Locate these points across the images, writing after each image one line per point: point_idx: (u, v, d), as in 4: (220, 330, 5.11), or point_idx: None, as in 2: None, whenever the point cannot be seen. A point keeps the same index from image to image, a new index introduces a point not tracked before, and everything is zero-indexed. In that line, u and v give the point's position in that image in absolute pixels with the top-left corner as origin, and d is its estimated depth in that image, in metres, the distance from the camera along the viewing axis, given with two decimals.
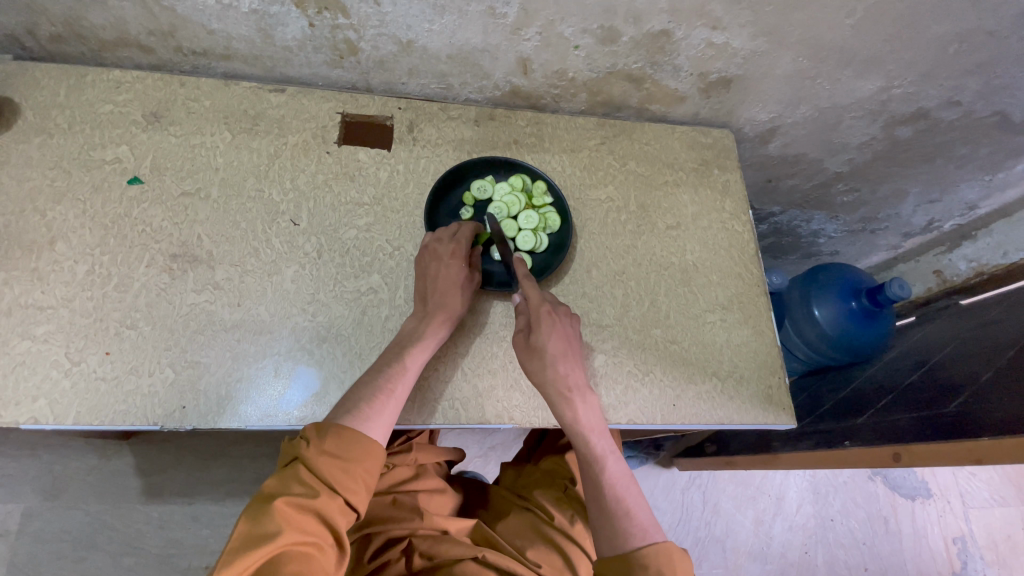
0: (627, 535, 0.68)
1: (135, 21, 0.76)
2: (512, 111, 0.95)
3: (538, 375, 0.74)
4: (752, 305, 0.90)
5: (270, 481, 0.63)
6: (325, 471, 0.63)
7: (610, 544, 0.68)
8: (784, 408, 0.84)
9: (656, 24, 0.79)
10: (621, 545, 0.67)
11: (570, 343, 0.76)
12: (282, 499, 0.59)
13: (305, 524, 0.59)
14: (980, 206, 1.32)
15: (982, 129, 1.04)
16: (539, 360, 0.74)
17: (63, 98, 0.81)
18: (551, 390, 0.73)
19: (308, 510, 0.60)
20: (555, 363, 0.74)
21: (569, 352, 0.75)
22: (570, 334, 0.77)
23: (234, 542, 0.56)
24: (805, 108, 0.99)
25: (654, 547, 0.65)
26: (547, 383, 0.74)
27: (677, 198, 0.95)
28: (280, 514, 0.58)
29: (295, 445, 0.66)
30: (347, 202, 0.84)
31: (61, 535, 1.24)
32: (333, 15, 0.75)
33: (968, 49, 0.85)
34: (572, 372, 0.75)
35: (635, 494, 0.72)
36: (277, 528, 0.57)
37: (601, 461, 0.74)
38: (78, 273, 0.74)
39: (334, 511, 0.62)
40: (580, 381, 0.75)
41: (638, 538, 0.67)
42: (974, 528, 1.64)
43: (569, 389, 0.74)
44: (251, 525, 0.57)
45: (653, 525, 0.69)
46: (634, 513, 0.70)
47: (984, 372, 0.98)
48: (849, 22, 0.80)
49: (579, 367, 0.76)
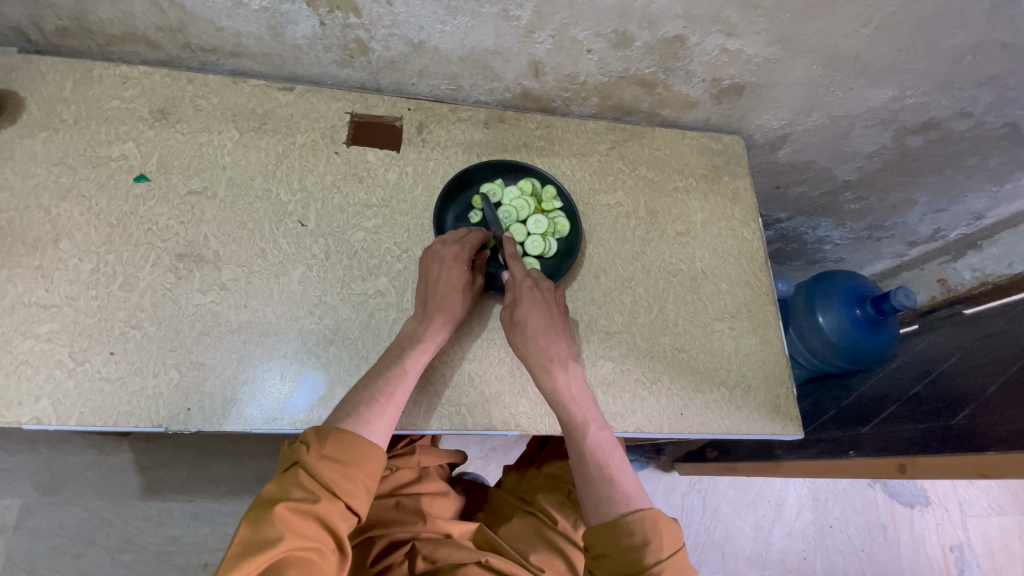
0: (613, 503, 0.68)
1: (144, 17, 0.75)
2: (521, 113, 0.94)
3: (520, 348, 0.74)
4: (760, 314, 0.89)
5: (270, 486, 0.62)
6: (325, 476, 0.62)
7: (596, 514, 0.68)
8: (791, 418, 0.84)
9: (670, 30, 0.78)
10: (607, 514, 0.67)
11: (550, 315, 0.76)
12: (283, 505, 0.58)
13: (306, 530, 0.58)
14: (987, 216, 1.32)
15: (992, 140, 1.04)
16: (521, 332, 0.74)
17: (69, 93, 0.80)
18: (533, 362, 0.73)
19: (309, 515, 0.59)
20: (536, 335, 0.74)
21: (548, 324, 0.75)
22: (552, 306, 0.77)
23: (235, 551, 0.55)
24: (817, 116, 0.98)
25: (640, 514, 0.66)
26: (528, 355, 0.74)
27: (687, 204, 0.95)
28: (281, 521, 0.57)
29: (295, 449, 0.65)
30: (355, 204, 0.83)
31: (59, 531, 1.24)
32: (344, 14, 0.74)
33: (983, 60, 0.84)
34: (554, 343, 0.74)
35: (620, 463, 0.72)
36: (278, 534, 0.56)
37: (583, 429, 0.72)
38: (83, 271, 0.73)
39: (334, 516, 0.61)
40: (563, 352, 0.75)
41: (623, 506, 0.67)
42: (972, 536, 1.64)
43: (552, 360, 0.73)
44: (253, 531, 0.57)
45: (638, 493, 0.69)
46: (619, 480, 0.70)
47: (990, 384, 0.98)
48: (864, 31, 0.79)
49: (561, 339, 0.76)
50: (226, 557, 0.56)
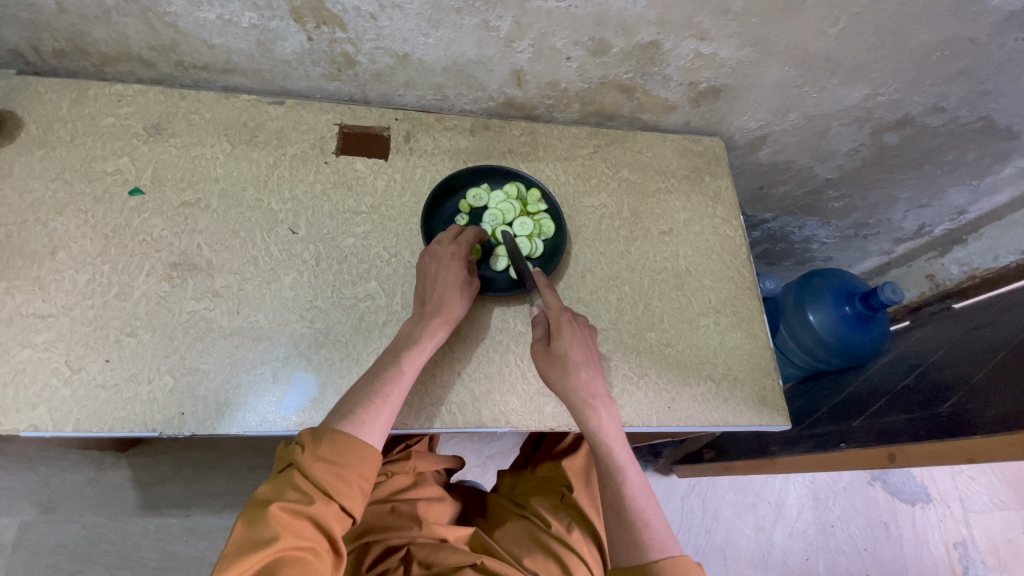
0: (645, 547, 0.68)
1: (138, 37, 0.78)
2: (506, 121, 0.97)
3: (562, 382, 0.73)
4: (745, 308, 0.91)
5: (266, 486, 0.63)
6: (320, 477, 0.63)
7: (626, 555, 0.69)
8: (778, 410, 0.85)
9: (645, 36, 0.81)
10: (638, 556, 0.68)
11: (591, 352, 0.76)
12: (277, 505, 0.59)
13: (300, 530, 0.59)
14: (970, 210, 1.34)
15: (967, 134, 1.07)
16: (561, 365, 0.73)
17: (66, 111, 0.83)
18: (574, 398, 0.73)
19: (304, 516, 0.60)
20: (579, 370, 0.73)
21: (590, 360, 0.74)
22: (592, 343, 0.76)
23: (230, 548, 0.57)
24: (793, 116, 1.01)
25: (673, 560, 0.66)
26: (570, 391, 0.73)
27: (669, 204, 0.97)
28: (275, 521, 0.58)
29: (291, 450, 0.66)
30: (345, 211, 0.85)
31: (57, 548, 1.23)
32: (330, 30, 0.77)
33: (950, 56, 0.87)
34: (595, 380, 0.74)
35: (655, 507, 0.72)
36: (273, 533, 0.57)
37: (622, 471, 0.73)
38: (79, 282, 0.75)
39: (329, 518, 0.62)
40: (604, 390, 0.75)
41: (655, 550, 0.68)
42: (975, 532, 1.63)
43: (595, 400, 0.73)
44: (247, 530, 0.58)
45: (670, 538, 0.69)
46: (653, 525, 0.70)
47: (976, 372, 1.00)
48: (833, 32, 0.82)
49: (600, 377, 0.75)
50: (222, 555, 0.57)
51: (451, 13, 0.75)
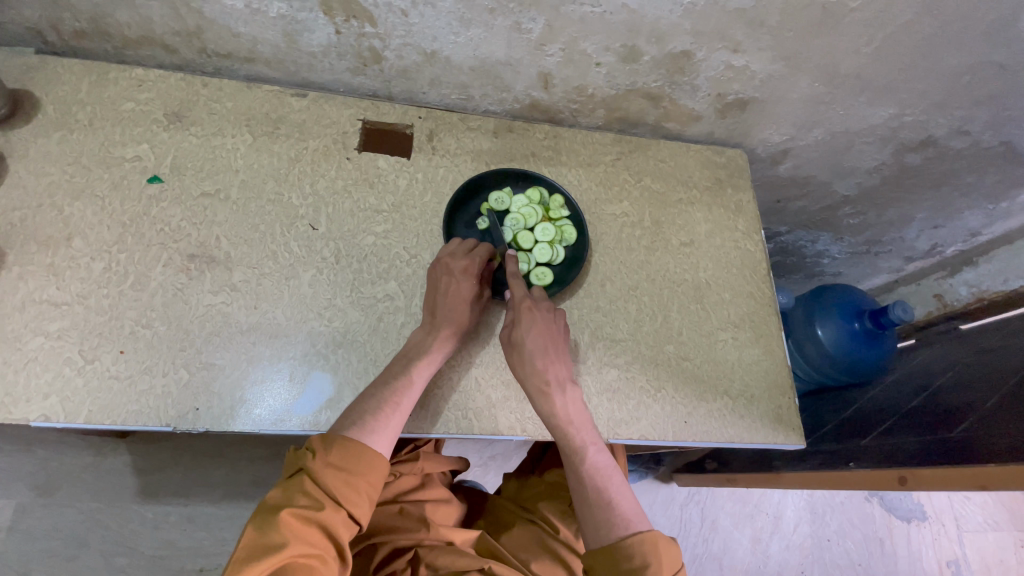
0: (610, 526, 0.68)
1: (162, 21, 0.76)
2: (530, 124, 0.96)
3: (519, 371, 0.74)
4: (762, 324, 0.91)
5: (275, 491, 0.63)
6: (330, 484, 0.63)
7: (594, 537, 0.69)
8: (793, 428, 0.85)
9: (677, 45, 0.80)
10: (604, 536, 0.68)
11: (550, 338, 0.76)
12: (288, 511, 0.59)
13: (310, 537, 0.59)
14: (983, 232, 1.34)
15: (989, 158, 1.06)
16: (518, 354, 0.74)
17: (85, 94, 0.81)
18: (532, 385, 0.73)
19: (313, 522, 0.60)
20: (536, 358, 0.74)
21: (548, 347, 0.75)
22: (553, 329, 0.77)
23: (240, 552, 0.56)
24: (818, 132, 1.00)
25: (638, 536, 0.66)
26: (528, 379, 0.73)
27: (691, 215, 0.97)
28: (285, 526, 0.58)
29: (301, 456, 0.66)
30: (365, 208, 0.84)
31: (54, 533, 1.22)
32: (360, 24, 0.75)
33: (981, 80, 0.87)
34: (551, 366, 0.74)
35: (619, 486, 0.72)
36: (283, 540, 0.57)
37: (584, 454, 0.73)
38: (95, 270, 0.74)
39: (338, 525, 0.62)
40: (560, 375, 0.74)
41: (622, 528, 0.68)
42: (968, 552, 1.65)
43: (550, 386, 0.73)
44: (257, 535, 0.57)
45: (636, 515, 0.69)
46: (616, 503, 0.70)
47: (988, 398, 0.99)
48: (866, 50, 0.81)
49: (560, 362, 0.76)
50: (231, 560, 0.56)
51: (483, 13, 0.74)
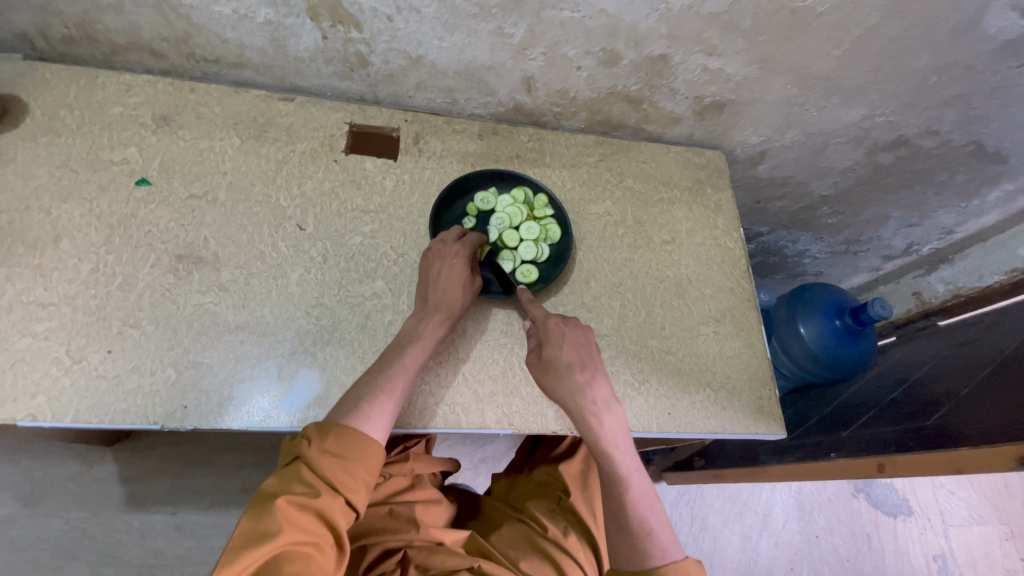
0: (650, 553, 0.71)
1: (151, 27, 0.78)
2: (514, 127, 0.98)
3: (563, 391, 0.73)
4: (743, 319, 0.93)
5: (271, 480, 0.64)
6: (326, 471, 0.64)
7: (633, 559, 0.72)
8: (775, 419, 0.87)
9: (655, 49, 0.83)
10: (643, 561, 0.71)
11: (590, 356, 0.76)
12: (283, 499, 0.60)
13: (306, 524, 0.60)
14: (957, 230, 1.38)
15: (958, 157, 1.10)
16: (560, 374, 0.73)
17: (73, 98, 0.82)
18: (575, 407, 0.73)
19: (309, 510, 0.61)
20: (581, 378, 0.73)
21: (591, 365, 0.75)
22: (587, 345, 0.77)
23: (235, 540, 0.57)
24: (794, 133, 1.04)
25: (676, 564, 0.70)
26: (571, 400, 0.73)
27: (673, 214, 0.99)
28: (280, 515, 0.59)
29: (297, 443, 0.67)
30: (353, 209, 0.85)
31: (38, 543, 1.21)
32: (346, 29, 0.77)
33: (946, 81, 0.91)
34: (596, 386, 0.74)
35: (657, 512, 0.74)
36: (277, 527, 0.58)
37: (625, 477, 0.74)
38: (82, 271, 0.74)
39: (334, 511, 0.63)
40: (606, 395, 0.74)
41: (659, 556, 0.71)
42: (954, 545, 1.67)
43: (596, 407, 0.73)
44: (252, 524, 0.58)
45: (672, 543, 0.73)
46: (656, 532, 0.73)
47: (963, 388, 1.02)
48: (836, 53, 0.85)
49: (601, 380, 0.75)
50: (227, 548, 0.57)
51: (466, 18, 0.76)
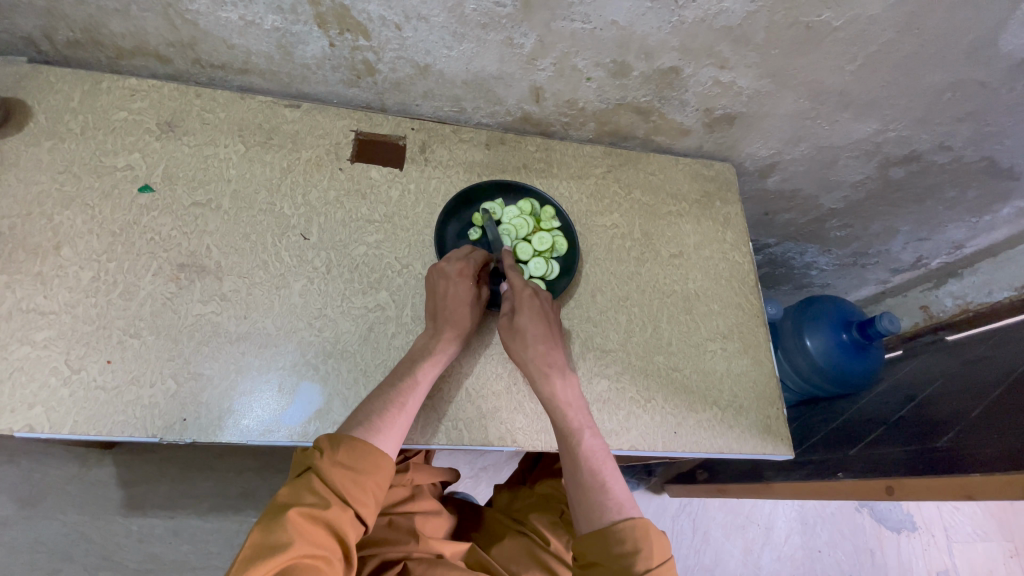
0: (603, 509, 0.67)
1: (157, 32, 0.77)
2: (522, 136, 0.97)
3: (519, 354, 0.76)
4: (751, 335, 0.92)
5: (283, 490, 0.62)
6: (338, 483, 0.63)
7: (587, 520, 0.68)
8: (782, 439, 0.85)
9: (666, 61, 0.81)
10: (598, 521, 0.67)
11: (549, 325, 0.79)
12: (295, 510, 0.59)
13: (316, 536, 0.59)
14: (967, 245, 1.37)
15: (970, 173, 1.09)
16: (520, 339, 0.76)
17: (77, 103, 0.81)
18: (530, 368, 0.75)
19: (320, 522, 0.60)
20: (535, 343, 0.76)
21: (548, 334, 0.78)
22: (551, 317, 0.80)
23: (245, 551, 0.56)
24: (804, 146, 1.02)
25: (629, 519, 0.65)
26: (527, 362, 0.76)
27: (680, 227, 0.98)
28: (293, 526, 0.58)
29: (308, 455, 0.65)
30: (357, 219, 0.84)
31: (35, 546, 1.20)
32: (354, 37, 0.76)
33: (961, 97, 0.89)
34: (550, 351, 0.77)
35: (612, 472, 0.71)
36: (289, 538, 0.57)
37: (578, 436, 0.73)
38: (83, 279, 0.73)
39: (345, 525, 0.61)
40: (559, 362, 0.77)
41: (613, 511, 0.67)
42: (958, 562, 1.65)
43: (549, 368, 0.75)
44: (263, 534, 0.57)
45: (629, 501, 0.69)
46: (610, 487, 0.69)
47: (973, 409, 1.01)
48: (849, 68, 0.83)
49: (557, 348, 0.78)
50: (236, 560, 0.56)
51: (476, 27, 0.75)
